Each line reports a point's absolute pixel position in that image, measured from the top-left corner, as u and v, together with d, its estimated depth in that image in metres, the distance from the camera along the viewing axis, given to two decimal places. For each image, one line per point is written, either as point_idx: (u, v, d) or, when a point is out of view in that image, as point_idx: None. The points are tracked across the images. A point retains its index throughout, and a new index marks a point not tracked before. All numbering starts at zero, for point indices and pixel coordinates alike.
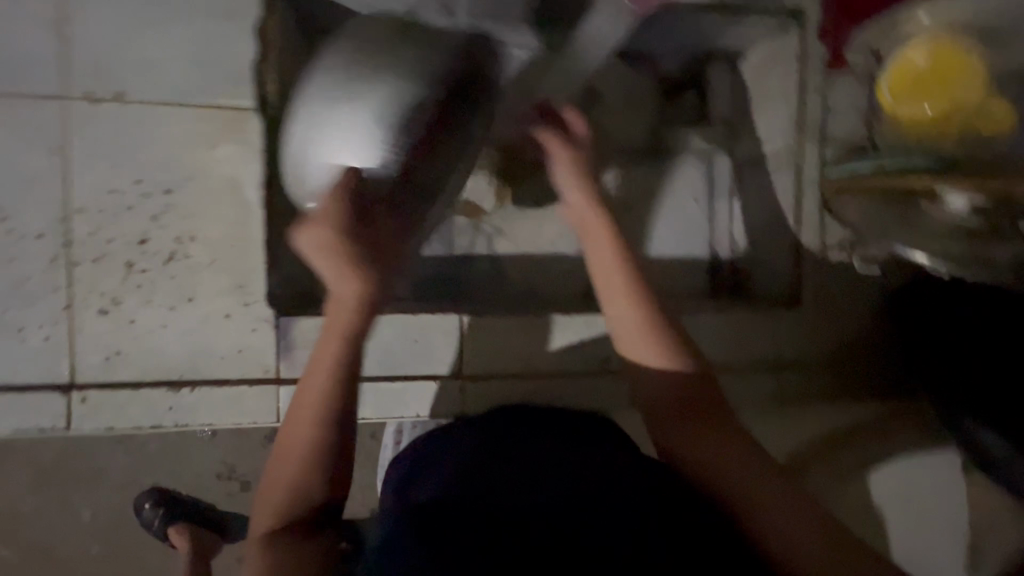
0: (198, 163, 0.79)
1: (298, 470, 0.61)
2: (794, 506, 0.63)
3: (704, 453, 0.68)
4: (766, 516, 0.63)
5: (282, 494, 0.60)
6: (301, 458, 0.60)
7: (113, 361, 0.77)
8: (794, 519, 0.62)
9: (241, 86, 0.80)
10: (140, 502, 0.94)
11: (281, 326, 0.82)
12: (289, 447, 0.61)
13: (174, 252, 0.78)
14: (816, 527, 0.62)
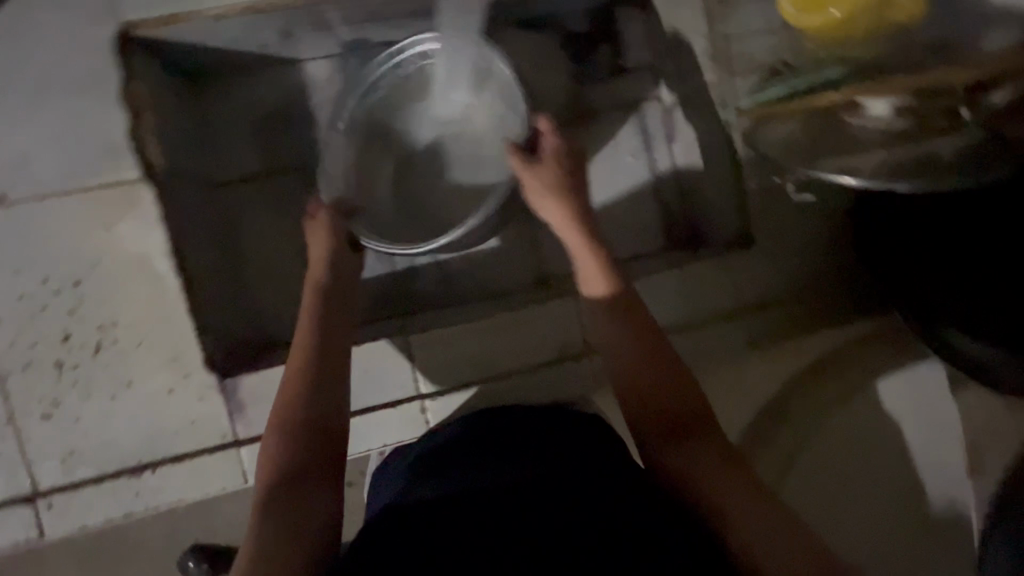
0: (101, 247, 0.77)
1: (296, 411, 0.66)
2: (761, 501, 0.63)
3: (674, 452, 0.69)
4: (736, 513, 0.63)
5: (276, 446, 0.64)
6: (289, 404, 0.66)
7: (70, 461, 0.77)
8: (762, 516, 0.62)
9: (122, 159, 0.76)
10: (183, 561, 0.81)
11: (227, 388, 0.81)
12: (281, 403, 0.66)
13: (101, 341, 0.77)
14: (781, 519, 0.62)
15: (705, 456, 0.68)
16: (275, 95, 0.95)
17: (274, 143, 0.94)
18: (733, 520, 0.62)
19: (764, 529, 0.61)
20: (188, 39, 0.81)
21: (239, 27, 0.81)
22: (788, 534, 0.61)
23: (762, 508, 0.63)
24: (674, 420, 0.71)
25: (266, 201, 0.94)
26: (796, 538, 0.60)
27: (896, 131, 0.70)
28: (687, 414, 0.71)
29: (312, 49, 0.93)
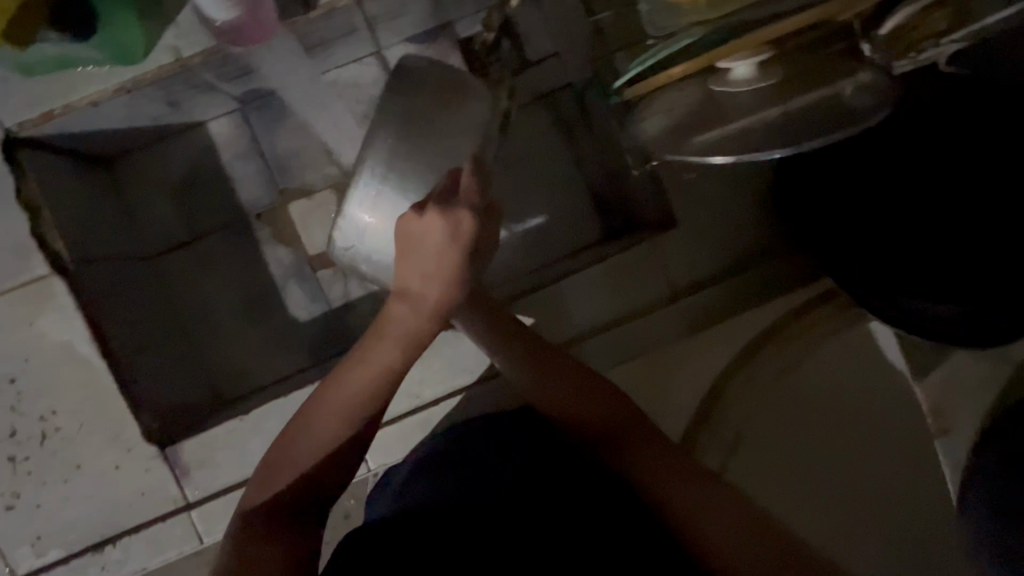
0: (28, 343, 0.81)
1: (318, 448, 0.61)
2: (722, 496, 0.62)
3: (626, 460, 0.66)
4: (695, 513, 0.61)
5: (313, 463, 0.61)
6: (347, 425, 0.62)
7: (39, 545, 0.82)
8: (730, 508, 0.60)
9: (32, 257, 0.80)
10: None
11: (170, 456, 0.84)
12: (336, 417, 0.61)
13: (45, 430, 0.81)
14: (743, 509, 0.60)
15: (650, 462, 0.66)
16: (188, 159, 0.99)
17: (199, 206, 0.99)
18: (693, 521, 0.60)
19: (725, 528, 0.59)
20: (75, 130, 0.84)
21: (121, 108, 0.84)
22: (752, 528, 0.59)
23: (725, 499, 0.61)
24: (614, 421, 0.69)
25: (201, 262, 0.99)
26: (763, 529, 0.59)
27: (766, 92, 0.65)
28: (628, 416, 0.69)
29: (207, 109, 0.94)
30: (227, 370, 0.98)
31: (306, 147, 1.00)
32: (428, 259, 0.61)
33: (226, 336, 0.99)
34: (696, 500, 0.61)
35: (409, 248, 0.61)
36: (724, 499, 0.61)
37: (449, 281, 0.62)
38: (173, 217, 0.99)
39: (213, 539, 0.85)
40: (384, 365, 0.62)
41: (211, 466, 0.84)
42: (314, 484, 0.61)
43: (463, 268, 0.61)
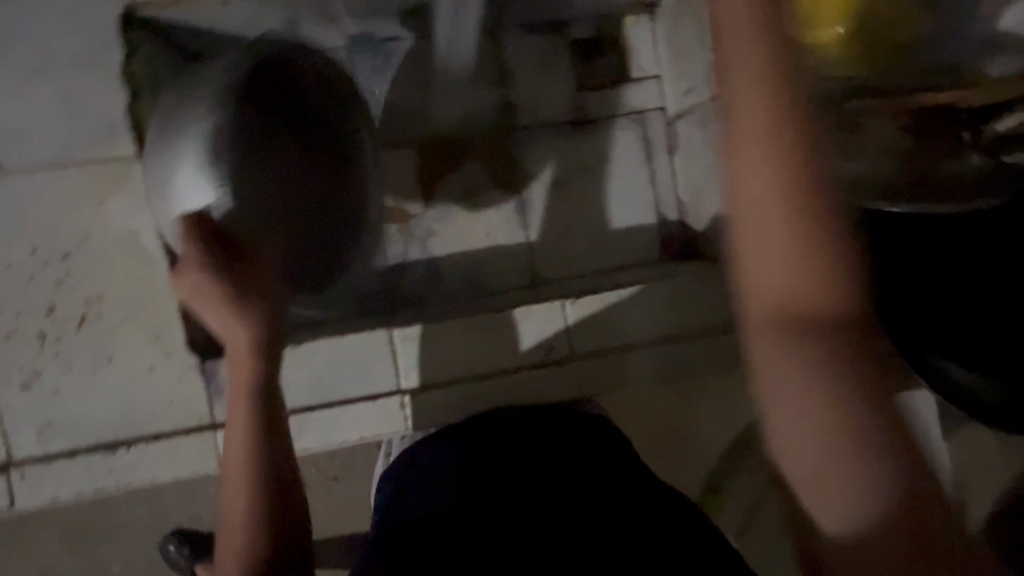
0: (92, 221, 0.77)
1: (244, 507, 0.59)
2: (813, 324, 0.44)
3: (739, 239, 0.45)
4: (772, 346, 0.45)
5: (255, 517, 0.58)
6: (255, 476, 0.60)
7: (45, 433, 0.76)
8: (818, 359, 0.44)
9: (120, 135, 0.77)
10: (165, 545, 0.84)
11: (207, 371, 0.80)
12: (239, 477, 0.59)
13: (85, 314, 0.77)
14: (847, 377, 0.43)
15: (780, 262, 0.44)
16: None
17: None
18: (757, 322, 0.45)
19: (782, 376, 0.44)
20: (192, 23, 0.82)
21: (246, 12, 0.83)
22: (826, 390, 0.43)
23: (829, 337, 0.44)
24: (768, 287, 0.45)
25: None
26: (851, 403, 0.43)
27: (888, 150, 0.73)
28: (810, 280, 0.44)
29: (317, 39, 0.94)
30: None
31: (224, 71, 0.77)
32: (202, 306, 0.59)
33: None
34: (778, 304, 0.44)
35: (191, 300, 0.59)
36: (833, 331, 0.44)
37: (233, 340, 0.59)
38: None
39: None
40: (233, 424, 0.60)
41: None
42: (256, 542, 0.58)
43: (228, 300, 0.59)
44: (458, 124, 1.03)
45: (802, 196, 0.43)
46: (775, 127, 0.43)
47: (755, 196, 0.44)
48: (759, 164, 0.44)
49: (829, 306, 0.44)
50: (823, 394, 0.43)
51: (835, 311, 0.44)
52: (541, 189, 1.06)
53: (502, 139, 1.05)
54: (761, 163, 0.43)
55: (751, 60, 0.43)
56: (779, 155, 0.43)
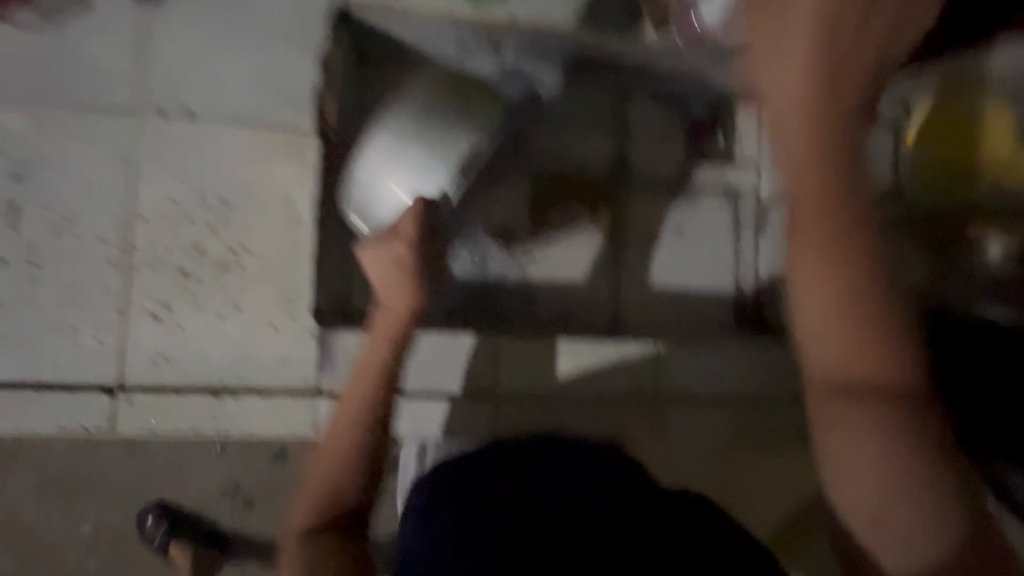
0: (259, 180, 0.82)
1: (343, 454, 0.63)
2: (867, 360, 0.46)
3: (801, 298, 0.46)
4: (841, 380, 0.46)
5: (343, 476, 0.63)
6: (356, 443, 0.64)
7: (160, 366, 0.79)
8: (871, 391, 0.46)
9: (303, 110, 0.83)
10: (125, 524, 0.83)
11: (324, 340, 0.83)
12: (343, 436, 0.64)
13: (228, 262, 0.81)
14: (902, 403, 0.46)
15: (832, 303, 0.45)
16: None
17: None
18: (825, 379, 0.47)
19: (849, 422, 0.46)
20: (382, 27, 0.90)
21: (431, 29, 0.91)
22: (883, 416, 0.45)
23: (884, 366, 0.46)
24: (818, 331, 0.46)
25: None
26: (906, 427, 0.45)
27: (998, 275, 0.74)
28: (862, 317, 0.45)
29: None
30: None
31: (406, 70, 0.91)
32: (383, 281, 0.66)
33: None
34: (849, 356, 0.46)
35: (375, 276, 0.66)
36: (883, 363, 0.46)
37: (400, 302, 0.65)
38: None
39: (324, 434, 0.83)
40: (366, 373, 0.66)
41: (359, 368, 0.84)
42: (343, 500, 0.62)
43: (411, 270, 0.65)
44: (576, 164, 1.10)
45: (849, 239, 0.45)
46: (830, 176, 0.44)
47: (806, 257, 0.46)
48: (817, 179, 0.45)
49: (879, 348, 0.46)
50: (880, 421, 0.45)
51: (887, 348, 0.46)
52: (638, 241, 1.12)
53: (612, 187, 1.12)
54: (812, 220, 0.45)
55: (803, 133, 0.44)
56: (829, 203, 0.45)
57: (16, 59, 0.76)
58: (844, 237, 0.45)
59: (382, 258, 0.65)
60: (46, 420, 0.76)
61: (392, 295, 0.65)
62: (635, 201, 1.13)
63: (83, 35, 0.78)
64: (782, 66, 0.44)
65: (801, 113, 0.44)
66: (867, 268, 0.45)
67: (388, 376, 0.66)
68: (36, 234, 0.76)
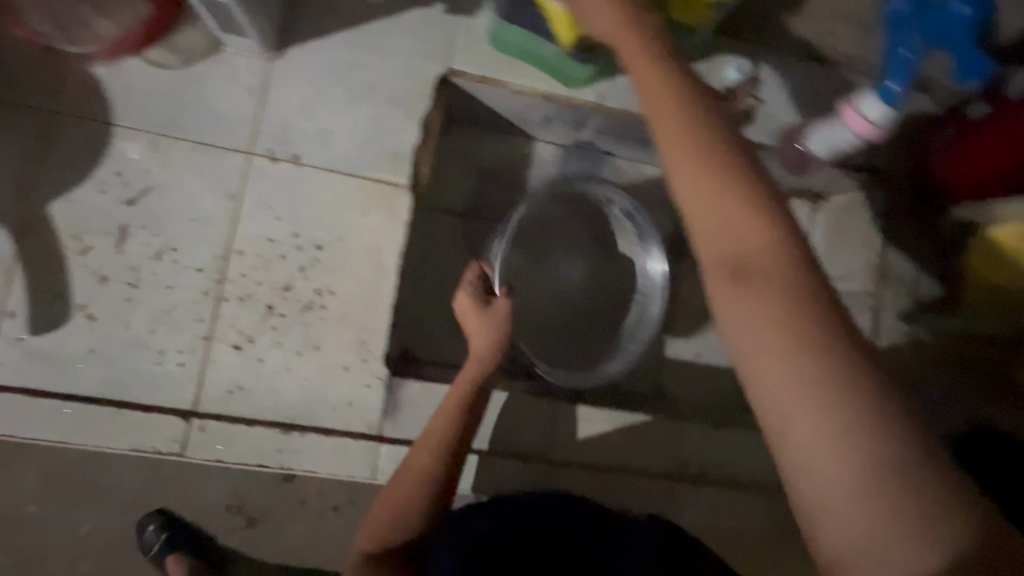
0: (351, 227, 0.86)
1: (417, 483, 0.75)
2: (827, 402, 0.36)
3: (742, 340, 0.40)
4: (791, 428, 0.37)
5: (411, 499, 0.74)
6: (428, 472, 0.75)
7: (235, 395, 0.81)
8: (847, 431, 0.36)
9: (402, 167, 0.88)
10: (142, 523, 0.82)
11: (393, 386, 0.85)
12: (418, 464, 0.76)
13: (312, 302, 0.84)
14: (856, 434, 0.36)
15: (775, 347, 0.38)
16: (506, 155, 1.09)
17: (489, 193, 1.07)
18: (778, 430, 0.38)
19: (813, 465, 0.37)
20: (479, 95, 0.96)
21: (524, 102, 0.97)
22: (857, 459, 0.36)
23: (834, 400, 0.36)
24: (776, 387, 0.38)
25: (460, 235, 1.05)
26: (892, 460, 0.35)
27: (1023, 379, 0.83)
28: (812, 362, 0.37)
29: (553, 135, 1.09)
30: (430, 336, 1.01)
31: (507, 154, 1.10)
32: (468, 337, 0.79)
33: (446, 308, 1.01)
34: (806, 404, 0.37)
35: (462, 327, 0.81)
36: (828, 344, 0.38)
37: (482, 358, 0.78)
38: (467, 189, 1.07)
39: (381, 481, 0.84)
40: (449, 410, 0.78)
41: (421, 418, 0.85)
42: (408, 519, 0.74)
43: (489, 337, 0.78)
44: None
45: (777, 275, 0.40)
46: (738, 217, 0.42)
47: (750, 302, 0.40)
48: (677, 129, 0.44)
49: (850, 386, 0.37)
50: (849, 461, 0.36)
51: (840, 384, 0.37)
52: (688, 316, 1.14)
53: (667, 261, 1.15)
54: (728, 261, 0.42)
55: (695, 181, 0.43)
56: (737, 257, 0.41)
57: (148, 92, 0.81)
58: (787, 284, 0.40)
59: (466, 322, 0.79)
60: (120, 438, 0.77)
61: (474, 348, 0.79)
62: (689, 277, 1.15)
63: (212, 77, 0.83)
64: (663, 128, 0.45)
65: (691, 168, 0.43)
66: (813, 309, 0.39)
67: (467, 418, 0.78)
68: (138, 256, 0.80)
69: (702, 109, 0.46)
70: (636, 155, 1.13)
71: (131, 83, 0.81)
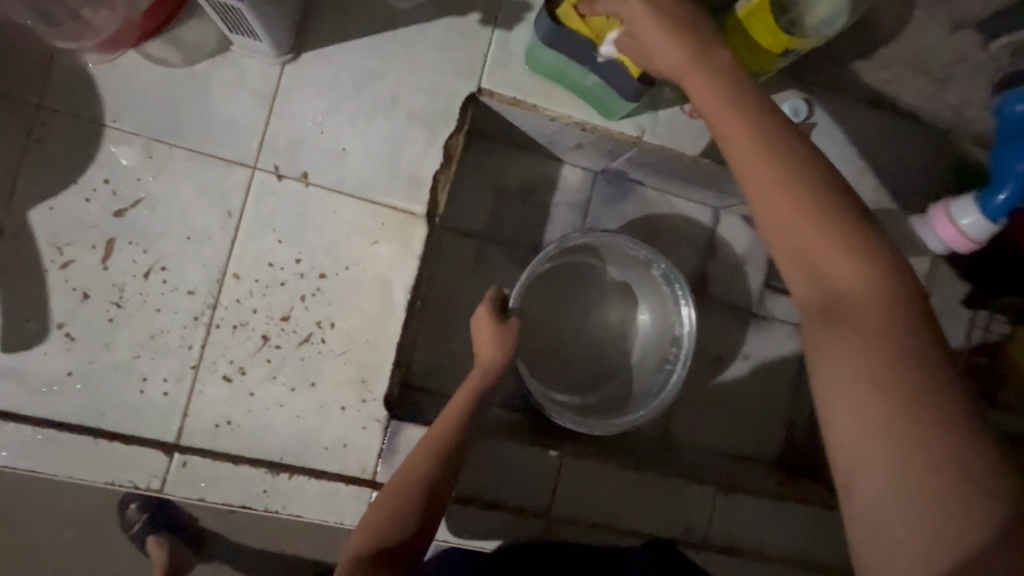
0: (359, 255, 0.79)
1: (411, 482, 0.69)
2: (906, 436, 0.40)
3: (822, 370, 0.45)
4: (860, 454, 0.42)
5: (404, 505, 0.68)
6: (423, 471, 0.70)
7: (223, 430, 0.76)
8: (919, 458, 0.40)
9: (419, 193, 0.81)
10: (126, 504, 1.14)
11: (390, 431, 0.80)
12: (409, 474, 0.70)
13: (312, 334, 0.78)
14: (928, 467, 0.40)
15: (863, 384, 0.43)
16: (528, 178, 1.02)
17: (506, 217, 1.00)
18: (839, 446, 0.43)
19: (882, 489, 0.41)
20: (508, 116, 0.88)
21: (556, 128, 0.89)
22: (926, 490, 0.40)
23: (916, 428, 0.40)
24: (851, 411, 0.43)
25: (472, 260, 0.98)
26: (956, 495, 0.39)
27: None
28: (900, 393, 0.41)
29: (582, 160, 1.01)
30: (432, 368, 0.95)
31: (530, 178, 1.02)
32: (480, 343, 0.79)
33: (452, 339, 0.96)
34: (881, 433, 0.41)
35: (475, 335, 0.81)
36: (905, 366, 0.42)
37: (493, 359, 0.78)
38: (483, 212, 1.00)
39: None
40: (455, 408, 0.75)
41: None
42: (396, 526, 0.66)
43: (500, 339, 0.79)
44: None
45: (872, 320, 0.44)
46: (837, 262, 0.46)
47: (839, 340, 0.45)
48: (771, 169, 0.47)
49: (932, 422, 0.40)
50: (917, 492, 0.40)
51: (923, 422, 0.40)
52: (704, 363, 1.07)
53: None
54: (823, 299, 0.46)
55: (794, 229, 0.47)
56: (828, 300, 0.46)
57: (145, 93, 0.74)
58: (881, 323, 0.44)
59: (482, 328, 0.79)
60: (95, 471, 0.72)
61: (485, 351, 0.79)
62: (708, 321, 1.09)
63: (217, 79, 0.76)
64: (759, 180, 0.47)
65: (786, 221, 0.47)
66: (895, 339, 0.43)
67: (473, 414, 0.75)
68: (125, 273, 0.73)
69: (806, 159, 0.48)
70: (667, 188, 1.05)
71: (128, 82, 0.74)
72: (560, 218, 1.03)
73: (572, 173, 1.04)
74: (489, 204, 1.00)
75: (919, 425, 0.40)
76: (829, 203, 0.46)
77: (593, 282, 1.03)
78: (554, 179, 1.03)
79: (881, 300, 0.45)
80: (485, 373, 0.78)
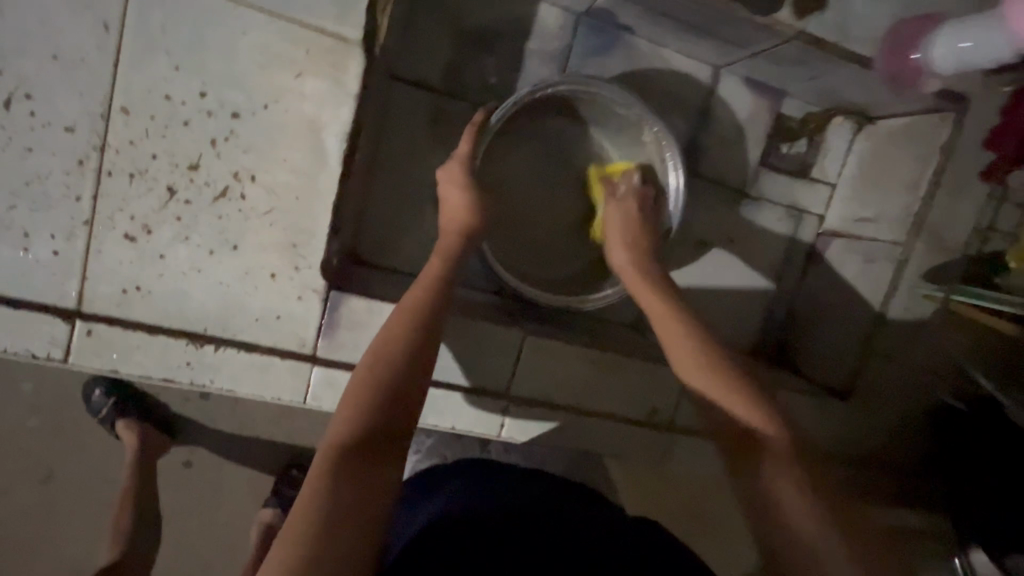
0: (280, 92, 0.65)
1: (382, 359, 0.58)
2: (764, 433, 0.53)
3: (746, 464, 0.53)
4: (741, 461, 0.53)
5: (382, 384, 0.56)
6: (400, 344, 0.58)
7: (130, 297, 0.66)
8: (765, 437, 0.53)
9: (352, 14, 0.64)
10: (89, 389, 0.99)
11: (330, 301, 0.71)
12: (384, 346, 0.59)
13: (228, 188, 0.66)
14: (770, 456, 0.52)
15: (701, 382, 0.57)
16: (495, 16, 0.84)
17: (468, 64, 0.84)
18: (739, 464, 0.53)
19: (772, 492, 0.50)
20: None
21: None
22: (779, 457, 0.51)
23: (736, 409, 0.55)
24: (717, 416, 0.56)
25: (427, 116, 0.83)
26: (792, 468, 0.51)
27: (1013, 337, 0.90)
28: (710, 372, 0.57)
29: None
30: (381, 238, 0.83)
31: (498, 15, 0.84)
32: (449, 205, 0.70)
33: (402, 205, 0.83)
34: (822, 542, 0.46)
35: (442, 195, 0.71)
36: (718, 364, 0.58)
37: (466, 222, 0.68)
38: (440, 57, 0.83)
39: (313, 405, 0.75)
40: (428, 280, 0.64)
41: (363, 339, 0.74)
42: (374, 412, 0.54)
43: (471, 198, 0.69)
44: None
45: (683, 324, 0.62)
46: (737, 403, 0.55)
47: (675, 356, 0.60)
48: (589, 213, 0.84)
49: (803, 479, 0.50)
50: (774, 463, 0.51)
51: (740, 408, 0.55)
52: (686, 244, 0.97)
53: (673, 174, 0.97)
54: (727, 412, 0.55)
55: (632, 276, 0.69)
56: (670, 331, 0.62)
57: None
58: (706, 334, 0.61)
59: (450, 184, 0.70)
60: None
61: (453, 209, 0.69)
62: (695, 196, 0.97)
63: None
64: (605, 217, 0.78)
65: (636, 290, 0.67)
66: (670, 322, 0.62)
67: (448, 278, 0.65)
68: None
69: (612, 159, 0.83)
70: (662, 36, 0.88)
71: None
72: (532, 70, 0.87)
73: (547, 15, 0.86)
74: (446, 46, 0.83)
75: (755, 425, 0.54)
76: (716, 358, 0.58)
77: (570, 147, 0.89)
78: (527, 18, 0.85)
79: (787, 434, 0.53)
80: (459, 232, 0.68)
